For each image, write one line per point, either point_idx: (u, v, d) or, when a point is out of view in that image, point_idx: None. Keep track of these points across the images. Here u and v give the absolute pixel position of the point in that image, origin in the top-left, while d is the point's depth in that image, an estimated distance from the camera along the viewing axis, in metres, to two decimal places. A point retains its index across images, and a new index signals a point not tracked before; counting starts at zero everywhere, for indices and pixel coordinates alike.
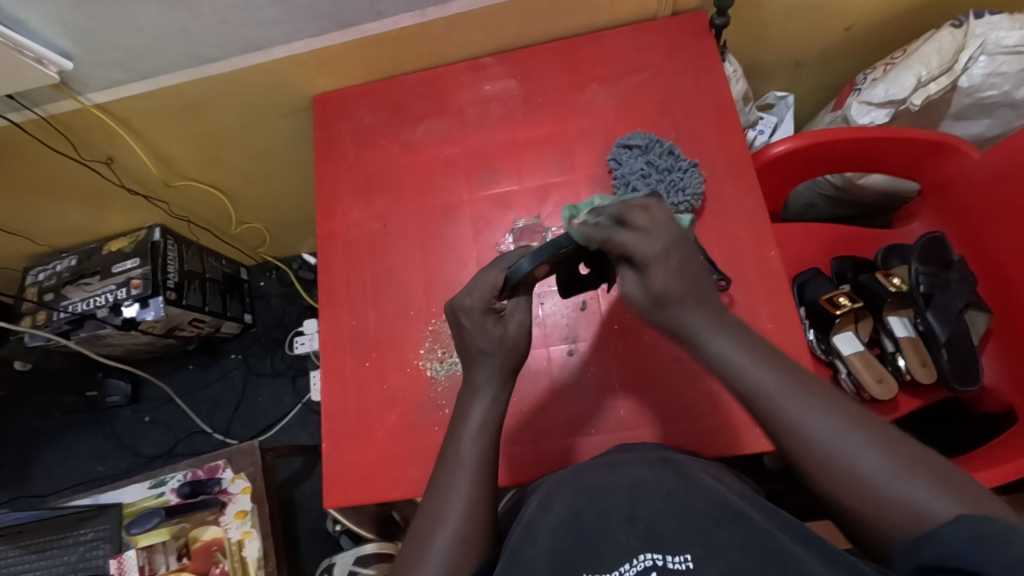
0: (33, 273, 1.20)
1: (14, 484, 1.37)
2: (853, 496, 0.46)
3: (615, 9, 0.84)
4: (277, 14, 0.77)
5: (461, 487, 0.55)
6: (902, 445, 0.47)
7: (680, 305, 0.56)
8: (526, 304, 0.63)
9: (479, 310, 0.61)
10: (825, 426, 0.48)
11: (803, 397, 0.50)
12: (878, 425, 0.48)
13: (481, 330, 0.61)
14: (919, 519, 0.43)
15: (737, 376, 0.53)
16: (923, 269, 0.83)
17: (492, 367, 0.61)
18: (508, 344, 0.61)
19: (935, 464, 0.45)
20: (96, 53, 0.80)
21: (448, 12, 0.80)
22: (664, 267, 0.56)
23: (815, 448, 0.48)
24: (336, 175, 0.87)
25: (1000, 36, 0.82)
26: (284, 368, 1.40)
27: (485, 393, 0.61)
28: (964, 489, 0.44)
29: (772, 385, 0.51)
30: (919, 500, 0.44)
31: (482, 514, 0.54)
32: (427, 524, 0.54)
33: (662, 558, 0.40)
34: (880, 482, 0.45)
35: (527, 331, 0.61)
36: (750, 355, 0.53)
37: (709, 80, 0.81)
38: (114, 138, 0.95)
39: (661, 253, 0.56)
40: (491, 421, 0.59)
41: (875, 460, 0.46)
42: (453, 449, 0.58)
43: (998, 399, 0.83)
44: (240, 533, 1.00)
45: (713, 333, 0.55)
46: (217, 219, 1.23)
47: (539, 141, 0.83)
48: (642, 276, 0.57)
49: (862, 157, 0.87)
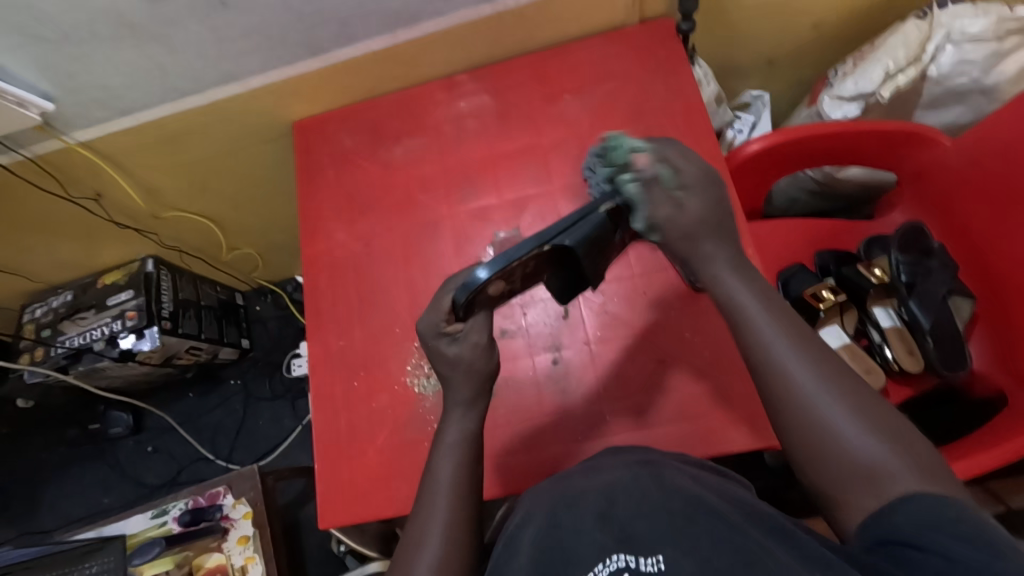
0: (30, 310, 1.22)
1: (21, 521, 1.37)
2: (811, 449, 0.48)
3: (582, 20, 0.85)
4: (252, 46, 0.79)
5: (439, 508, 0.56)
6: (881, 417, 0.48)
7: (705, 235, 0.59)
8: (484, 319, 0.62)
9: (431, 333, 0.61)
10: (807, 373, 0.51)
11: (796, 349, 0.52)
12: (864, 394, 0.49)
13: (438, 354, 0.62)
14: (870, 477, 0.45)
15: (743, 314, 0.55)
16: (903, 258, 0.85)
17: (462, 389, 0.61)
18: (463, 365, 0.61)
19: (902, 434, 0.47)
20: (78, 93, 0.82)
21: (418, 33, 0.82)
22: (702, 196, 0.59)
23: (788, 390, 0.51)
24: (319, 197, 0.88)
25: (964, 24, 0.84)
26: (282, 391, 1.41)
27: (455, 414, 0.61)
28: (923, 462, 0.45)
29: (769, 332, 0.54)
30: (880, 464, 0.45)
31: (464, 532, 0.55)
32: (413, 539, 0.55)
33: (635, 559, 0.40)
34: (842, 436, 0.47)
35: (483, 351, 0.61)
36: (760, 299, 0.56)
37: (679, 85, 0.82)
38: (101, 175, 0.97)
39: (699, 181, 0.60)
40: (471, 431, 0.61)
41: (847, 420, 0.48)
42: (437, 455, 0.60)
43: (988, 384, 0.82)
44: (244, 559, 1.01)
45: (729, 270, 0.58)
46: (209, 247, 1.25)
47: (515, 155, 0.84)
48: (679, 200, 0.59)
49: (834, 152, 0.88)
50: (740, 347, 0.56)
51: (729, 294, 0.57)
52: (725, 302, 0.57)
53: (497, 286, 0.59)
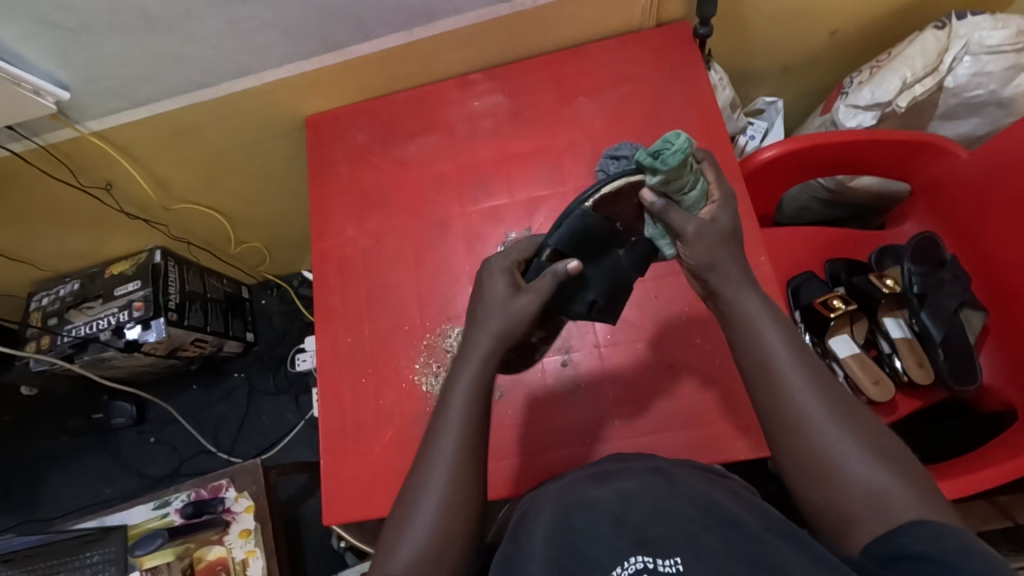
0: (37, 298, 1.22)
1: (22, 509, 1.38)
2: (819, 471, 0.48)
3: (598, 23, 0.85)
4: (269, 40, 0.79)
5: (438, 475, 0.53)
6: (881, 438, 0.49)
7: (732, 253, 0.58)
8: (551, 285, 0.58)
9: (498, 267, 0.61)
10: (815, 398, 0.51)
11: (805, 373, 0.52)
12: (863, 415, 0.50)
13: (492, 288, 0.59)
14: (878, 504, 0.46)
15: (753, 336, 0.55)
16: (916, 269, 0.83)
17: (482, 341, 0.58)
18: (504, 311, 0.58)
19: (902, 460, 0.48)
20: (94, 83, 0.82)
21: (434, 31, 0.82)
22: (728, 212, 0.59)
23: (796, 415, 0.50)
24: (331, 193, 0.88)
25: (983, 36, 0.83)
26: (287, 386, 1.41)
27: (468, 367, 0.57)
28: (923, 490, 0.46)
29: (777, 353, 0.53)
30: (887, 492, 0.46)
31: (462, 525, 0.51)
32: (396, 529, 0.52)
33: (653, 560, 0.40)
34: (850, 463, 0.48)
35: (527, 317, 0.57)
36: (770, 317, 0.55)
37: (695, 90, 0.82)
38: (112, 164, 0.97)
39: (728, 196, 0.60)
40: (480, 399, 0.56)
41: (854, 447, 0.48)
42: (436, 433, 0.55)
43: (997, 398, 0.82)
44: (245, 553, 1.01)
45: (743, 286, 0.57)
46: (217, 239, 1.25)
47: (528, 155, 0.84)
48: (707, 221, 0.58)
49: (845, 163, 0.88)
50: (746, 365, 0.55)
51: (738, 312, 0.56)
52: (733, 326, 0.56)
53: (563, 266, 0.58)
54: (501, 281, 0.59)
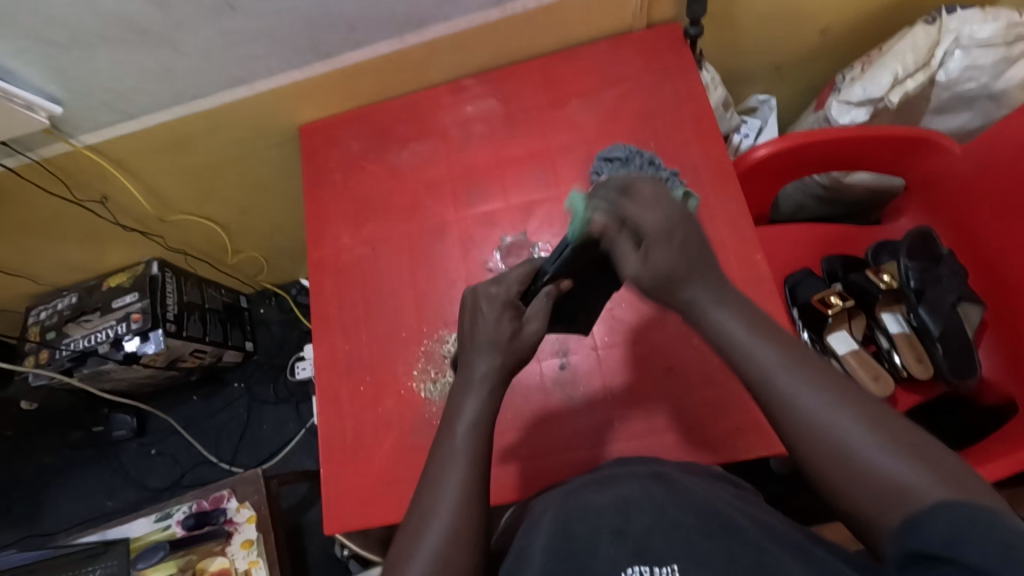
0: (35, 312, 1.22)
1: (24, 524, 1.37)
2: (833, 469, 0.46)
3: (590, 26, 0.85)
4: (261, 50, 0.79)
5: (444, 503, 0.53)
6: (890, 422, 0.46)
7: (683, 284, 0.54)
8: (546, 305, 0.61)
9: (501, 299, 0.60)
10: (815, 396, 0.48)
11: (802, 370, 0.50)
12: (867, 402, 0.48)
13: (487, 318, 0.60)
14: (903, 495, 0.43)
15: (739, 344, 0.53)
16: (912, 265, 0.84)
17: (480, 370, 0.59)
18: (502, 342, 0.59)
19: (919, 441, 0.45)
20: (86, 97, 0.82)
21: (425, 38, 0.82)
22: (665, 245, 0.54)
23: (800, 418, 0.48)
24: (326, 200, 0.88)
25: (973, 30, 0.84)
26: (287, 394, 1.41)
27: (473, 392, 0.58)
28: (948, 468, 0.43)
29: (772, 358, 0.51)
30: (906, 480, 0.43)
31: (466, 546, 0.51)
32: (407, 539, 0.52)
33: (649, 570, 0.40)
34: (865, 455, 0.45)
35: (538, 339, 0.60)
36: (751, 328, 0.53)
37: (688, 90, 0.82)
38: (108, 178, 0.97)
39: (661, 227, 0.54)
40: (484, 427, 0.57)
41: (866, 439, 0.46)
42: (443, 462, 0.55)
43: (997, 391, 0.81)
44: (247, 563, 1.01)
45: (717, 305, 0.54)
46: (214, 249, 1.24)
47: (522, 159, 0.84)
48: (642, 255, 0.54)
49: (840, 158, 0.88)
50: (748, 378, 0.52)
51: (723, 329, 0.54)
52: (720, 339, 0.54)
53: (556, 285, 0.62)
54: (503, 321, 0.59)
